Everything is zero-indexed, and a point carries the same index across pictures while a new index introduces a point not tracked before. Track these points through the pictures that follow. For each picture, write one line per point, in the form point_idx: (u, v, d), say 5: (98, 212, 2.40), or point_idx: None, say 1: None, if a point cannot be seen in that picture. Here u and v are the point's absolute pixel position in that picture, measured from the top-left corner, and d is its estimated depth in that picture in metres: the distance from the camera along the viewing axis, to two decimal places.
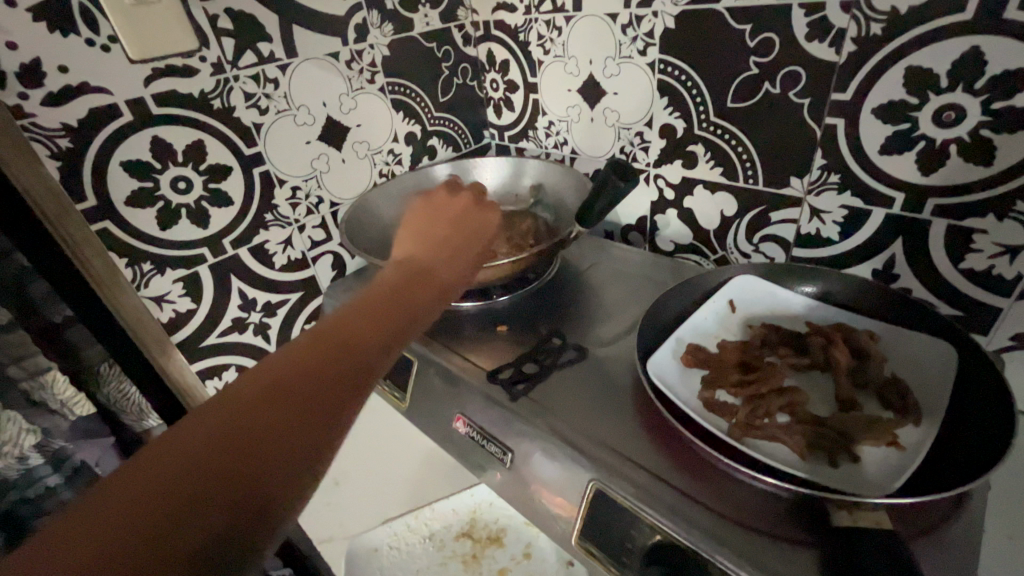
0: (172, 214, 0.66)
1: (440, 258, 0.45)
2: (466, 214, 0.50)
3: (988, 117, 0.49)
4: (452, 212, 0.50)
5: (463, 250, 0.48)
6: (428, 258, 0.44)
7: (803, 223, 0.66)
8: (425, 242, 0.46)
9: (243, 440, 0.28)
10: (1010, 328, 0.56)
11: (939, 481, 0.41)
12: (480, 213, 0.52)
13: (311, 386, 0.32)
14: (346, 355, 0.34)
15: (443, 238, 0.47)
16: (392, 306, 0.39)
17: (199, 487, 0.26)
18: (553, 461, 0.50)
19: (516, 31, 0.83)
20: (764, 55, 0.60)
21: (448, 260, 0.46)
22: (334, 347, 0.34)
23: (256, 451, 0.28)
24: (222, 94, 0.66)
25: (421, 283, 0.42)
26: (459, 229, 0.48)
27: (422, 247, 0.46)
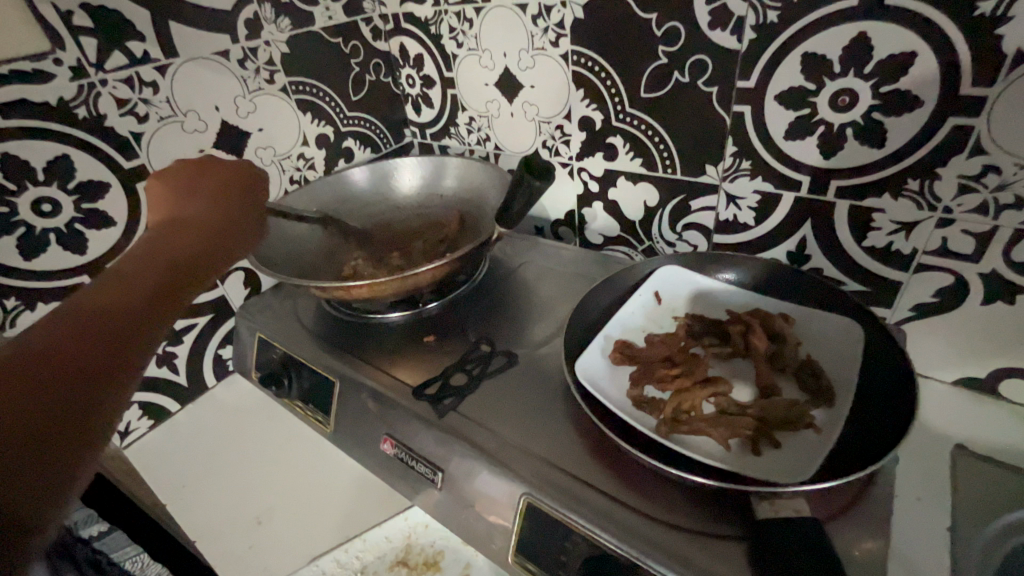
0: (38, 241, 0.58)
1: (207, 212, 0.45)
2: (233, 176, 0.51)
3: (878, 100, 0.51)
4: (232, 186, 0.50)
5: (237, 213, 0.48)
6: (185, 214, 0.44)
7: (720, 210, 0.67)
8: (206, 210, 0.46)
9: (110, 330, 0.32)
10: (908, 300, 0.59)
11: (853, 457, 0.42)
12: (255, 196, 0.52)
13: (95, 360, 0.30)
14: (137, 284, 0.35)
15: (216, 204, 0.47)
16: (164, 252, 0.39)
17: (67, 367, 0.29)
18: (484, 477, 0.48)
19: (426, 23, 0.79)
20: (672, 44, 0.60)
21: (183, 242, 0.41)
22: (115, 293, 0.34)
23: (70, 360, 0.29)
24: (88, 101, 0.59)
25: (187, 256, 0.40)
26: (222, 198, 0.48)
27: (186, 199, 0.46)
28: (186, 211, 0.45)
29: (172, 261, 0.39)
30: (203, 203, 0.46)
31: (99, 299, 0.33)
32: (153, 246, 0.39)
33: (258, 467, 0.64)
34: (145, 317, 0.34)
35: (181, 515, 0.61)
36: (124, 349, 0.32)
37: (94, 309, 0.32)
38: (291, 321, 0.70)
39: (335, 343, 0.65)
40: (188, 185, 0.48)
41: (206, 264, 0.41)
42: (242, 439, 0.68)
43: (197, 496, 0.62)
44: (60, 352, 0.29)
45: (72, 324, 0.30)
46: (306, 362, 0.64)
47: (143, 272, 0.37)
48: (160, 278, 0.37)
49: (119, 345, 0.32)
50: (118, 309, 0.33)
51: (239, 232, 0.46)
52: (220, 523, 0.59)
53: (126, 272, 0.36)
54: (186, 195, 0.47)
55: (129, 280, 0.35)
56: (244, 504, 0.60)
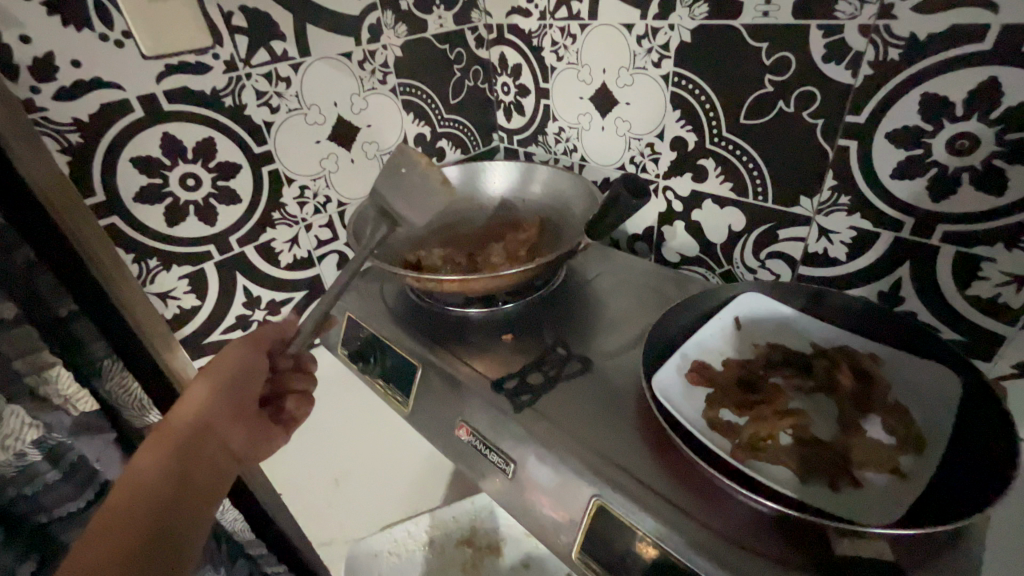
0: (180, 210, 0.66)
1: (232, 384, 0.53)
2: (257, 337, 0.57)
3: (1002, 147, 0.49)
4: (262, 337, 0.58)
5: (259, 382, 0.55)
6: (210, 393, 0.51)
7: (810, 241, 0.66)
8: (240, 394, 0.54)
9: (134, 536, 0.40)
10: (1011, 356, 0.56)
11: (942, 505, 0.41)
12: (291, 378, 0.60)
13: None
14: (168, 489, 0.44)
15: (226, 378, 0.53)
16: (187, 459, 0.47)
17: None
18: (555, 474, 0.51)
19: (529, 36, 0.83)
20: (780, 74, 0.60)
21: (223, 446, 0.50)
22: (155, 454, 0.46)
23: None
24: (234, 92, 0.66)
25: (197, 453, 0.48)
26: (252, 372, 0.55)
27: (220, 401, 0.52)
28: (206, 409, 0.50)
29: (195, 460, 0.48)
30: (232, 387, 0.53)
31: (112, 512, 0.41)
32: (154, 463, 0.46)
33: (338, 434, 0.70)
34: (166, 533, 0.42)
35: (268, 466, 0.67)
36: (156, 554, 0.40)
37: (101, 538, 0.39)
38: (378, 304, 0.76)
39: (418, 330, 0.70)
40: (238, 367, 0.54)
41: (218, 430, 0.50)
42: (323, 407, 0.74)
43: (283, 452, 0.68)
44: None
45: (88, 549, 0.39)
46: (391, 343, 0.68)
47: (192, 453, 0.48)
48: (179, 477, 0.46)
49: (147, 553, 0.40)
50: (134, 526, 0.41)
51: (240, 395, 0.54)
52: (304, 478, 0.65)
53: (134, 489, 0.43)
54: (226, 388, 0.53)
55: (137, 494, 0.43)
56: (325, 466, 0.66)
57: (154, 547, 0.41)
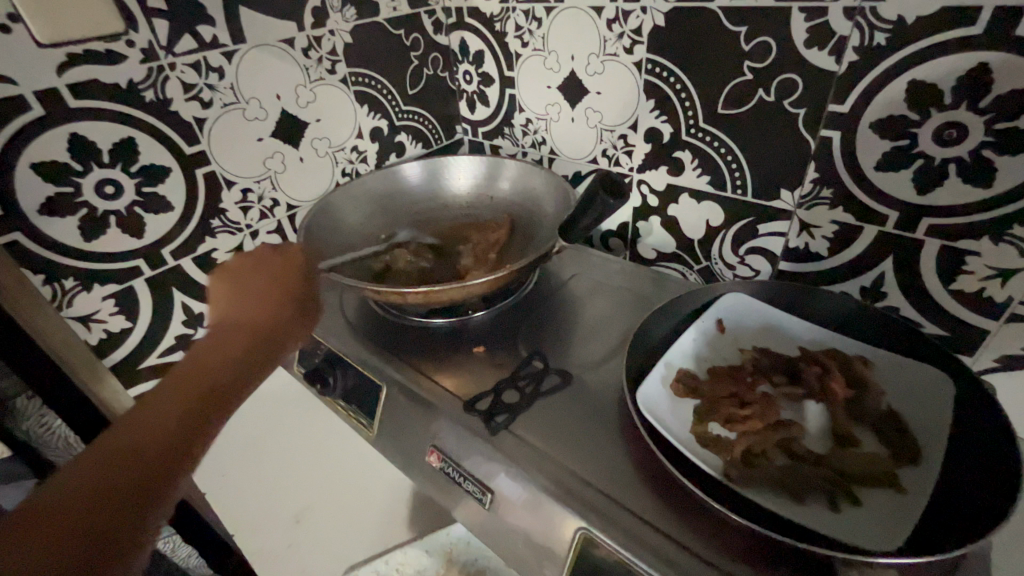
0: (99, 222, 0.58)
1: (258, 290, 0.49)
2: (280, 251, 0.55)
3: (990, 137, 0.47)
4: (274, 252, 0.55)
5: (300, 277, 0.52)
6: (228, 295, 0.48)
7: (791, 237, 0.63)
8: (264, 293, 0.49)
9: (147, 424, 0.35)
10: (994, 350, 0.55)
11: (946, 525, 0.39)
12: (297, 273, 0.53)
13: (135, 467, 0.33)
14: (213, 380, 0.39)
15: (245, 284, 0.49)
16: (210, 361, 0.40)
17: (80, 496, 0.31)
18: (537, 504, 0.47)
19: (491, 20, 0.77)
20: (759, 60, 0.57)
21: (274, 338, 0.46)
22: (233, 344, 0.43)
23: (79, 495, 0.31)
24: (156, 84, 0.58)
25: (238, 341, 0.43)
26: (283, 282, 0.51)
27: (269, 296, 0.49)
28: (247, 302, 0.47)
29: (229, 357, 0.41)
30: (258, 294, 0.49)
31: (188, 386, 0.38)
32: (213, 342, 0.42)
33: (293, 461, 0.62)
34: (190, 424, 0.36)
35: (220, 506, 0.61)
36: (185, 453, 0.35)
37: (138, 428, 0.34)
38: (336, 317, 0.69)
39: (382, 345, 0.64)
40: (262, 274, 0.51)
41: (275, 328, 0.46)
42: (280, 433, 0.68)
43: (236, 488, 0.62)
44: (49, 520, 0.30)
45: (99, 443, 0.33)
46: (351, 362, 0.62)
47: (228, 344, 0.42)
48: (212, 364, 0.40)
49: (184, 455, 0.35)
50: (150, 418, 0.35)
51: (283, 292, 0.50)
52: (261, 518, 0.60)
53: (189, 377, 0.38)
54: (251, 290, 0.49)
55: (151, 412, 0.36)
56: (284, 499, 0.60)
57: (190, 439, 0.36)
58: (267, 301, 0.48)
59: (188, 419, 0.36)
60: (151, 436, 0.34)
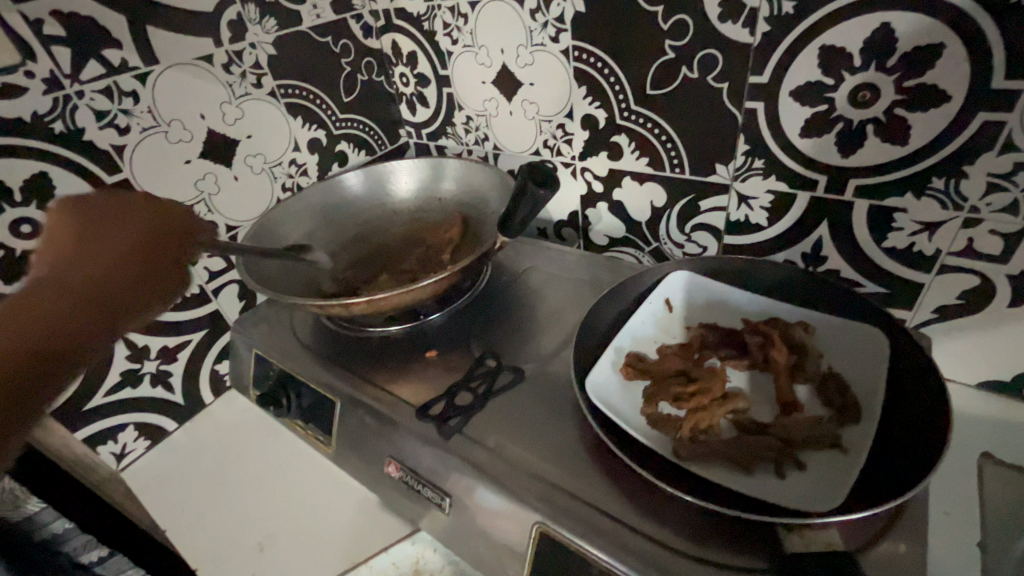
0: (19, 264, 0.56)
1: (98, 243, 0.44)
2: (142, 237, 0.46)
3: (902, 96, 0.48)
4: (121, 246, 0.45)
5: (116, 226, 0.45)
6: (95, 246, 0.43)
7: (732, 210, 0.64)
8: (126, 243, 0.45)
9: (42, 314, 0.37)
10: (930, 302, 0.57)
11: (884, 479, 0.40)
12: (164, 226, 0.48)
13: (22, 361, 0.34)
14: (48, 335, 0.36)
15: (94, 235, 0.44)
16: (70, 284, 0.41)
17: (29, 355, 0.34)
18: (496, 501, 0.46)
19: (419, 19, 0.75)
20: (680, 38, 0.57)
21: (103, 281, 0.42)
22: (51, 259, 0.42)
23: (23, 356, 0.34)
24: (65, 115, 0.56)
25: (82, 294, 0.40)
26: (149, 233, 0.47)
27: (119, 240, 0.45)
28: (100, 242, 0.44)
29: (112, 272, 0.43)
30: (119, 240, 0.45)
31: (52, 285, 0.40)
32: (52, 277, 0.40)
33: (260, 488, 0.62)
34: (30, 379, 0.33)
35: (180, 540, 0.59)
36: (66, 352, 0.36)
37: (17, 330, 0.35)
38: (287, 335, 0.68)
39: (334, 359, 0.63)
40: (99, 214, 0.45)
41: (98, 283, 0.42)
42: (241, 460, 0.66)
43: (198, 521, 0.60)
44: (22, 389, 0.33)
45: (1, 335, 0.34)
46: (304, 380, 0.61)
47: (40, 303, 0.38)
48: (67, 287, 0.40)
49: (40, 370, 0.34)
50: (43, 313, 0.37)
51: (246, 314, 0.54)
52: (222, 551, 0.57)
53: (23, 304, 0.37)
54: (102, 223, 0.45)
55: (32, 308, 0.37)
56: (247, 528, 0.59)
57: (40, 365, 0.34)
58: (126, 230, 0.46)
59: (64, 334, 0.37)
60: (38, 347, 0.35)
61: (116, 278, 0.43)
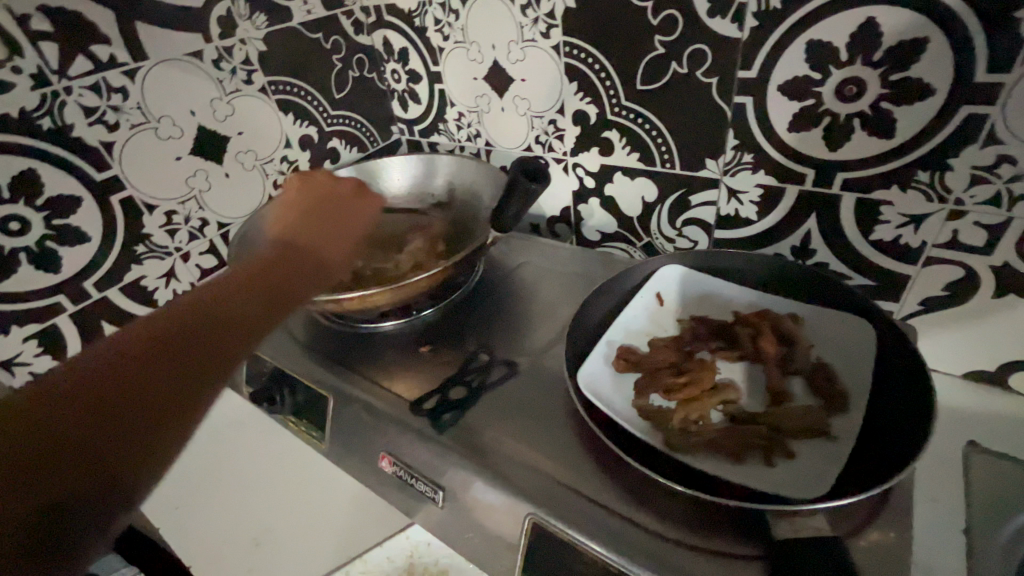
0: (8, 261, 0.55)
1: (327, 213, 0.46)
2: (350, 193, 0.49)
3: (886, 90, 0.49)
4: (345, 216, 0.47)
5: (354, 198, 0.49)
6: (308, 231, 0.44)
7: (722, 205, 0.64)
8: (337, 220, 0.46)
9: (216, 313, 0.34)
10: (917, 294, 0.57)
11: (871, 467, 0.41)
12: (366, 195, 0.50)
13: (204, 350, 0.32)
14: (235, 290, 0.36)
15: (313, 211, 0.46)
16: (262, 270, 0.38)
17: (195, 353, 0.32)
18: (490, 494, 0.46)
19: (410, 15, 0.75)
20: (669, 34, 0.57)
21: (328, 239, 0.44)
22: (286, 267, 0.40)
23: (228, 326, 0.34)
24: (53, 111, 0.55)
25: (278, 270, 0.39)
26: (322, 196, 0.48)
27: (305, 229, 0.44)
28: (329, 238, 0.44)
29: (306, 276, 0.40)
30: (347, 224, 0.46)
31: (268, 272, 0.38)
32: (301, 238, 0.43)
33: (254, 484, 0.62)
34: (154, 367, 0.31)
35: (174, 538, 0.59)
36: (282, 309, 0.37)
37: (176, 324, 0.32)
38: (280, 332, 0.67)
39: (327, 355, 0.62)
40: (335, 185, 0.49)
41: (322, 259, 0.42)
42: (234, 457, 0.66)
43: (191, 519, 0.60)
44: (154, 348, 0.31)
45: (208, 300, 0.34)
46: (297, 376, 0.61)
47: (273, 270, 0.39)
48: (275, 284, 0.38)
49: (196, 378, 0.32)
50: (228, 308, 0.35)
51: (364, 243, 0.47)
52: (216, 549, 0.57)
53: (256, 276, 0.38)
54: (316, 211, 0.46)
55: (279, 280, 0.39)
56: (240, 524, 0.59)
57: (214, 344, 0.33)
58: (341, 204, 0.47)
59: (252, 316, 0.35)
60: (240, 328, 0.34)
61: (308, 283, 0.40)
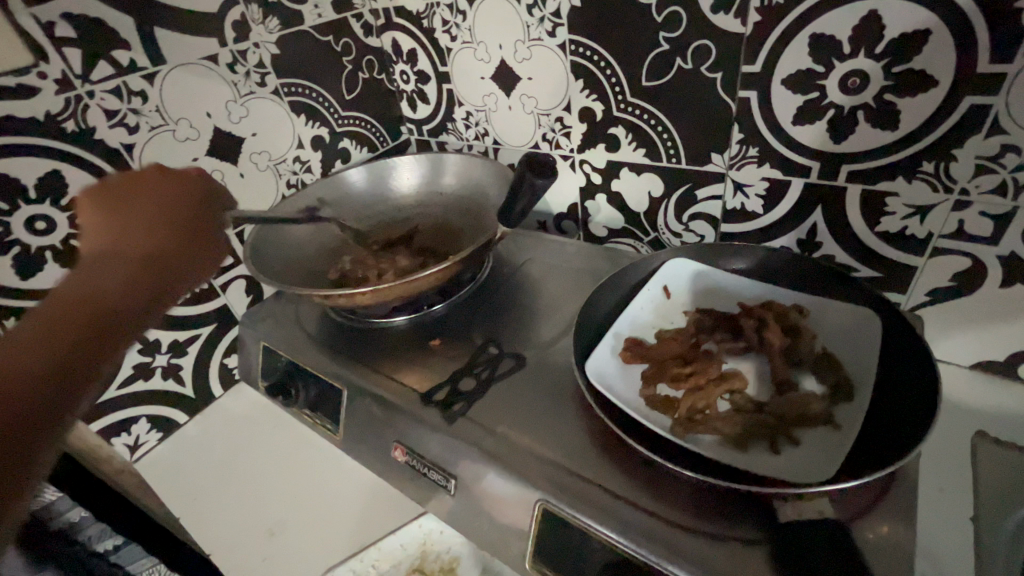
0: (35, 260, 0.57)
1: (143, 223, 0.46)
2: (167, 205, 0.49)
3: (890, 82, 0.50)
4: (145, 229, 0.45)
5: (185, 210, 0.50)
6: (121, 224, 0.44)
7: (728, 199, 0.65)
8: (142, 211, 0.46)
9: (80, 330, 0.34)
10: (924, 285, 0.58)
11: (876, 453, 0.41)
12: (195, 205, 0.51)
13: (53, 357, 0.32)
14: (97, 314, 0.36)
15: (131, 211, 0.46)
16: (96, 285, 0.38)
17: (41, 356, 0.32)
18: (501, 482, 0.48)
19: (418, 17, 0.77)
20: (673, 30, 0.58)
21: (138, 247, 0.43)
22: (113, 275, 0.40)
23: (49, 347, 0.32)
24: (77, 114, 0.57)
25: (86, 287, 0.37)
26: (157, 207, 0.48)
27: (133, 223, 0.45)
28: (143, 233, 0.45)
29: (127, 282, 0.40)
30: (155, 229, 0.46)
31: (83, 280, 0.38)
32: (102, 255, 0.41)
33: (270, 476, 0.64)
34: (45, 390, 0.31)
35: (194, 527, 0.61)
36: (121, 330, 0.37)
37: (41, 336, 0.33)
38: (294, 328, 0.69)
39: (341, 350, 0.64)
40: (128, 193, 0.47)
41: (151, 270, 0.42)
42: (251, 450, 0.68)
43: (210, 510, 0.62)
44: (2, 370, 0.30)
45: (41, 326, 0.33)
46: (312, 369, 0.63)
47: (92, 295, 0.37)
48: (75, 297, 0.36)
49: (58, 396, 0.31)
50: (73, 326, 0.34)
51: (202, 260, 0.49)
52: (235, 538, 0.59)
53: (70, 301, 0.36)
54: (125, 211, 0.46)
55: (92, 303, 0.37)
56: (257, 514, 0.60)
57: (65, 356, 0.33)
58: (134, 216, 0.46)
59: (67, 334, 0.34)
60: (74, 347, 0.33)
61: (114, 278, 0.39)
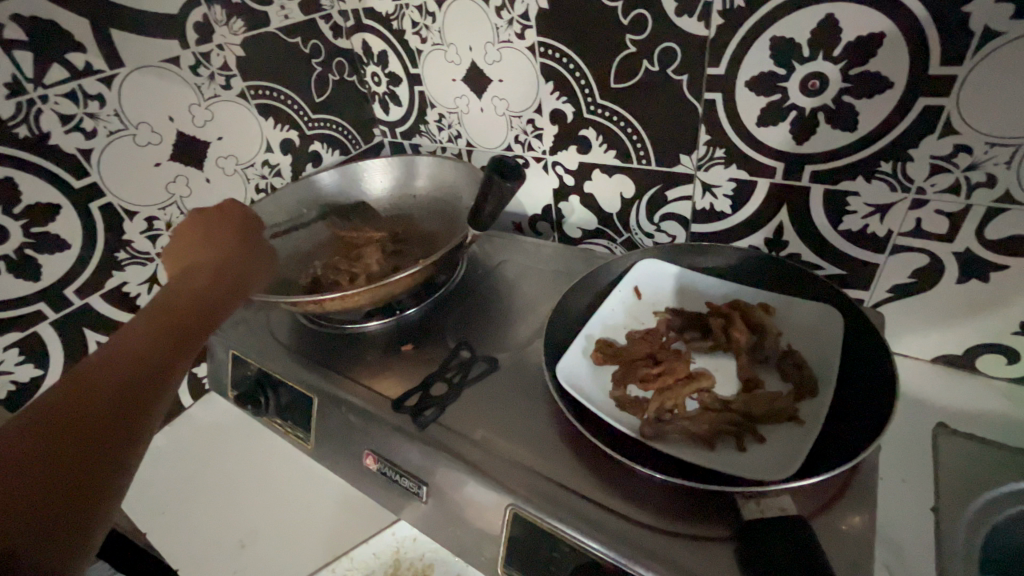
0: None
1: (214, 250, 0.54)
2: (219, 237, 0.56)
3: (848, 84, 0.51)
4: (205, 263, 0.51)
5: (241, 243, 0.57)
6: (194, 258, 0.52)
7: (697, 199, 0.66)
8: (218, 240, 0.55)
9: (152, 357, 0.39)
10: (886, 282, 0.59)
11: (838, 449, 0.42)
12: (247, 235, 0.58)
13: (137, 384, 0.37)
14: (163, 340, 0.40)
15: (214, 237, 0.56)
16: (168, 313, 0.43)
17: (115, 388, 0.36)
18: (472, 486, 0.47)
19: (388, 19, 0.76)
20: (640, 32, 0.58)
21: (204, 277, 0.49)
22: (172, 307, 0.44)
23: (131, 376, 0.37)
24: (29, 119, 0.55)
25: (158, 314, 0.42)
26: (225, 234, 0.57)
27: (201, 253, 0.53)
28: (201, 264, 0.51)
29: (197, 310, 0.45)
30: (207, 263, 0.51)
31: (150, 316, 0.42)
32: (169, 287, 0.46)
33: (240, 487, 0.63)
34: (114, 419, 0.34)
35: (160, 541, 0.59)
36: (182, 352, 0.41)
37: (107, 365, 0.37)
38: (264, 335, 0.68)
39: (312, 357, 0.63)
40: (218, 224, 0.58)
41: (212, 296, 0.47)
42: (221, 461, 0.66)
43: (177, 523, 0.60)
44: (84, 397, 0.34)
45: (115, 354, 0.37)
46: (282, 378, 0.62)
47: (165, 320, 0.42)
48: (158, 322, 0.41)
49: (134, 418, 0.36)
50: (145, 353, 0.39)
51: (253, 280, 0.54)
52: (204, 551, 0.57)
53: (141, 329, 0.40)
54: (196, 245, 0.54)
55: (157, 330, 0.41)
56: (227, 527, 0.59)
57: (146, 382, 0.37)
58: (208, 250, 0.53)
59: (153, 362, 0.38)
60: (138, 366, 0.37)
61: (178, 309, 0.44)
